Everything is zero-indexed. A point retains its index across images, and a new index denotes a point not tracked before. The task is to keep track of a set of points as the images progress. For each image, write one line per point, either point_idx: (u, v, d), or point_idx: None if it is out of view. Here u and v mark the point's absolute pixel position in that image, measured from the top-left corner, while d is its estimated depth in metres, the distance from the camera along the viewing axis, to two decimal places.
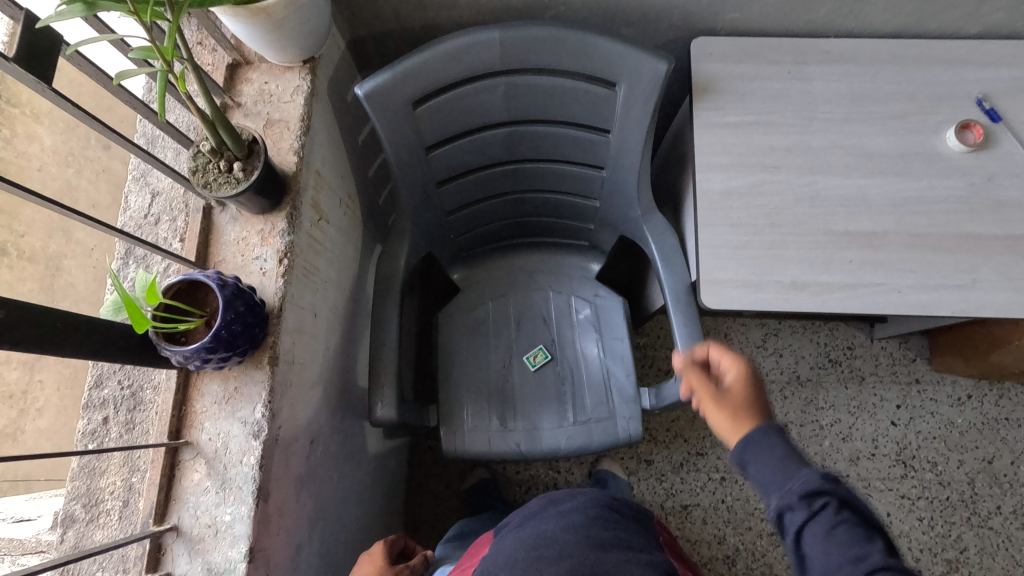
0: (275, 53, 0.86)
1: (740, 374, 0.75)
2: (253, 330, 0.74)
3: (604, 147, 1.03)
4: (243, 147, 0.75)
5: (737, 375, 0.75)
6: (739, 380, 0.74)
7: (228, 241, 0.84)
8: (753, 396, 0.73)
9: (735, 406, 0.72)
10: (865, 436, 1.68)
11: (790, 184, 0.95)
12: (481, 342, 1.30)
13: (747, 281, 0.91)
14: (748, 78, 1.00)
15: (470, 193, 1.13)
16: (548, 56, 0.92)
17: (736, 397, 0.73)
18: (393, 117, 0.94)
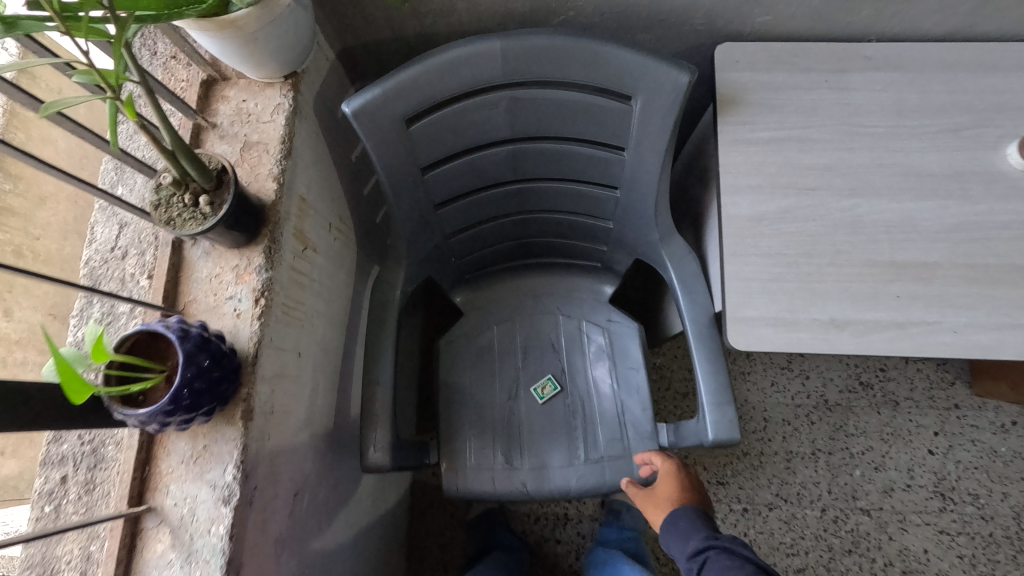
0: (252, 68, 0.77)
1: (671, 476, 0.98)
2: (221, 385, 0.66)
3: (617, 165, 0.93)
4: (211, 178, 0.67)
5: (669, 483, 0.97)
6: (666, 481, 0.97)
7: (200, 279, 0.75)
8: (687, 494, 0.94)
9: (671, 494, 0.95)
10: (899, 466, 1.57)
11: (829, 208, 0.84)
12: (485, 371, 1.21)
13: (780, 319, 0.81)
14: (780, 89, 0.89)
15: (472, 214, 1.04)
16: (554, 68, 0.82)
17: (669, 495, 0.95)
18: (384, 136, 0.85)
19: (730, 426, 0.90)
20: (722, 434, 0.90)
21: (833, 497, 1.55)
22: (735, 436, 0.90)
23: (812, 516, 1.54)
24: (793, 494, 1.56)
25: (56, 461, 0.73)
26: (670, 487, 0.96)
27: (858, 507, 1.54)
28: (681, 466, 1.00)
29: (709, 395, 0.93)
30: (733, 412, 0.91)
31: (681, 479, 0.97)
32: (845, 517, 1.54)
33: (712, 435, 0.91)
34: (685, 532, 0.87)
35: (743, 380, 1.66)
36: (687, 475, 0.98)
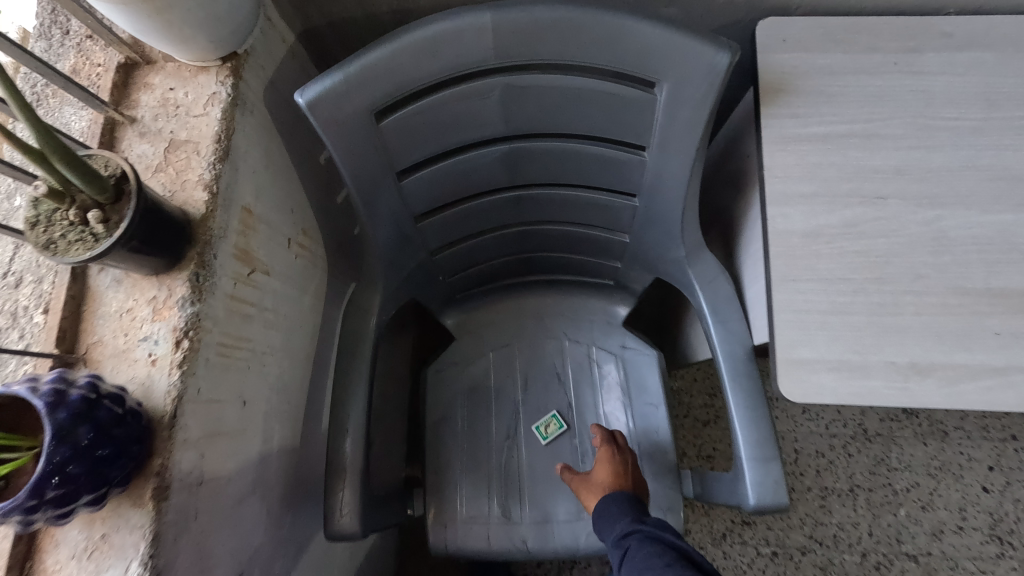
0: (174, 46, 0.61)
1: (608, 459, 0.88)
2: (111, 462, 0.49)
3: (635, 168, 0.77)
4: (108, 190, 0.51)
5: (606, 466, 0.88)
6: (604, 465, 0.88)
7: (107, 315, 0.59)
8: (623, 480, 0.86)
9: (607, 480, 0.86)
10: (949, 505, 1.39)
11: (903, 221, 0.67)
12: (480, 406, 1.04)
13: (845, 363, 0.64)
14: (838, 74, 0.72)
15: (461, 226, 0.88)
16: (559, 47, 0.65)
17: (604, 481, 0.86)
18: (348, 133, 0.68)
19: (775, 489, 0.73)
20: (767, 498, 0.73)
21: (875, 540, 1.37)
22: (782, 501, 0.73)
23: (851, 562, 1.36)
24: (828, 537, 1.38)
25: None
26: (604, 469, 0.88)
27: (904, 552, 1.36)
28: (619, 448, 0.90)
29: (748, 448, 0.76)
30: (780, 472, 0.74)
31: (614, 460, 0.88)
32: (889, 563, 1.36)
33: (754, 500, 0.73)
34: (612, 518, 0.80)
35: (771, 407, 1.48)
36: (622, 457, 0.89)
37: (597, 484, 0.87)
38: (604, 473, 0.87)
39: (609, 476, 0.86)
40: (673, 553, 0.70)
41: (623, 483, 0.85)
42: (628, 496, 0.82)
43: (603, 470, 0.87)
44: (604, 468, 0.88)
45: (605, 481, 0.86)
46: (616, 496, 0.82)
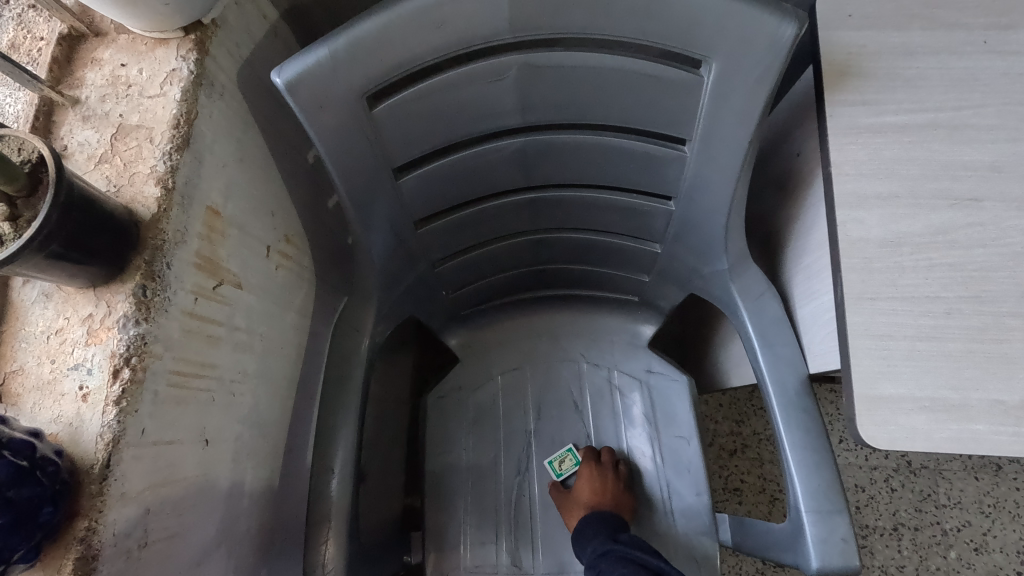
0: (125, 11, 0.50)
1: (589, 476, 0.85)
2: (9, 532, 0.37)
3: (671, 164, 0.65)
4: (17, 178, 0.40)
5: (585, 482, 0.84)
6: (583, 482, 0.85)
7: (31, 337, 0.48)
8: (602, 499, 0.83)
9: (586, 498, 0.83)
10: (1005, 548, 1.25)
11: (1002, 227, 0.56)
12: (486, 438, 0.92)
13: (942, 401, 0.52)
14: (918, 53, 0.61)
15: (467, 233, 0.76)
16: (591, 19, 0.54)
17: (584, 500, 0.83)
18: (336, 120, 0.57)
19: (844, 550, 0.60)
20: (835, 560, 0.60)
21: None
22: (853, 565, 0.60)
23: None
24: None
25: None
26: (581, 486, 0.84)
27: None
28: (599, 463, 0.87)
29: (808, 499, 0.63)
30: (848, 528, 0.61)
31: (593, 477, 0.85)
32: None
33: (817, 562, 0.60)
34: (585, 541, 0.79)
35: None
36: (602, 473, 0.85)
37: (574, 500, 0.85)
38: (580, 490, 0.84)
39: (588, 492, 0.83)
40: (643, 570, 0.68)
41: (603, 500, 0.83)
42: (605, 515, 0.80)
43: (580, 487, 0.84)
44: (581, 485, 0.84)
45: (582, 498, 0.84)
46: (591, 516, 0.80)
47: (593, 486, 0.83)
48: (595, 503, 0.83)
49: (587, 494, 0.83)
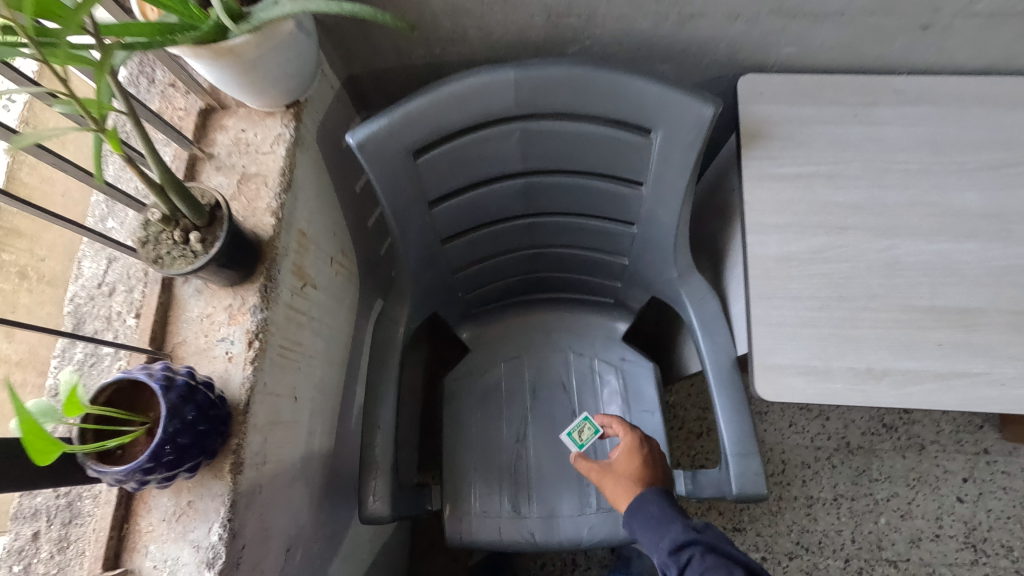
0: (252, 97, 0.73)
1: (633, 454, 0.92)
2: (209, 435, 0.61)
3: (633, 200, 0.89)
4: (203, 214, 0.63)
5: (631, 460, 0.92)
6: (628, 459, 0.92)
7: (190, 319, 0.70)
8: (649, 472, 0.90)
9: (632, 474, 0.91)
10: (927, 514, 1.48)
11: (862, 249, 0.79)
12: (492, 412, 1.14)
13: (812, 369, 0.75)
14: (808, 122, 0.85)
15: (480, 249, 0.99)
16: (572, 100, 0.78)
17: (632, 475, 0.90)
18: (391, 168, 0.80)
19: (755, 480, 0.84)
20: (748, 487, 0.84)
21: (858, 546, 1.47)
22: (761, 490, 0.84)
23: (835, 567, 1.45)
24: (814, 543, 1.47)
25: (29, 515, 0.68)
26: (628, 464, 0.91)
27: (884, 558, 1.46)
28: (642, 438, 0.94)
29: (731, 446, 0.87)
30: (759, 466, 0.85)
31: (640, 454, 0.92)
32: (870, 568, 1.45)
33: (736, 488, 0.84)
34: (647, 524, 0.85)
35: (760, 421, 1.56)
36: (647, 449, 0.93)
37: (620, 477, 0.91)
38: (625, 466, 0.91)
39: (636, 471, 0.91)
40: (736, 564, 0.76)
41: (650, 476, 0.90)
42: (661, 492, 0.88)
43: (627, 465, 0.92)
44: (628, 463, 0.91)
45: (629, 476, 0.90)
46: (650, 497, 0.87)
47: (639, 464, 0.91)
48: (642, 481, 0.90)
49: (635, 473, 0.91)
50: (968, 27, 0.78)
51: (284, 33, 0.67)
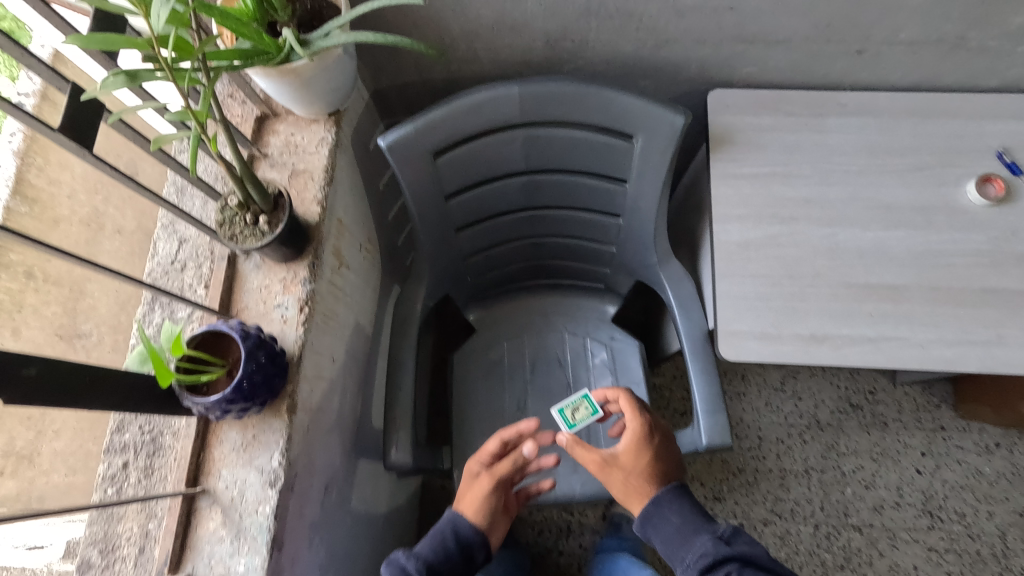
0: (303, 107, 0.89)
1: (641, 450, 0.88)
2: (276, 378, 0.76)
3: (619, 195, 1.04)
4: (270, 201, 0.79)
5: (638, 457, 0.88)
6: (637, 456, 0.88)
7: (251, 289, 0.85)
8: (657, 466, 0.89)
9: (638, 469, 0.88)
10: (889, 484, 1.61)
11: (809, 236, 0.95)
12: (496, 384, 1.27)
13: (766, 334, 0.90)
14: (766, 130, 1.01)
15: (487, 238, 1.14)
16: (566, 110, 0.94)
17: (640, 471, 0.88)
18: (415, 166, 0.95)
19: (722, 432, 0.97)
20: (716, 439, 0.97)
21: (827, 514, 1.59)
22: (727, 441, 0.97)
23: (806, 532, 1.58)
24: (787, 511, 1.60)
25: (120, 448, 0.86)
26: (635, 460, 0.88)
27: (850, 524, 1.58)
28: (649, 428, 0.90)
29: (702, 404, 1.00)
30: (725, 420, 0.99)
31: (647, 448, 0.89)
32: (837, 533, 1.58)
33: (706, 440, 0.98)
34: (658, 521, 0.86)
35: (738, 401, 1.70)
36: (654, 440, 0.90)
37: (627, 474, 0.88)
38: (633, 463, 0.89)
39: (643, 467, 0.88)
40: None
41: (659, 472, 0.89)
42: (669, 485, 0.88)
43: (635, 460, 0.88)
44: (636, 460, 0.88)
45: (637, 473, 0.88)
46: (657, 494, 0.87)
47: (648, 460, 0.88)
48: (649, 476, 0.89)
49: (643, 469, 0.88)
50: (893, 54, 0.98)
51: (334, 55, 0.82)
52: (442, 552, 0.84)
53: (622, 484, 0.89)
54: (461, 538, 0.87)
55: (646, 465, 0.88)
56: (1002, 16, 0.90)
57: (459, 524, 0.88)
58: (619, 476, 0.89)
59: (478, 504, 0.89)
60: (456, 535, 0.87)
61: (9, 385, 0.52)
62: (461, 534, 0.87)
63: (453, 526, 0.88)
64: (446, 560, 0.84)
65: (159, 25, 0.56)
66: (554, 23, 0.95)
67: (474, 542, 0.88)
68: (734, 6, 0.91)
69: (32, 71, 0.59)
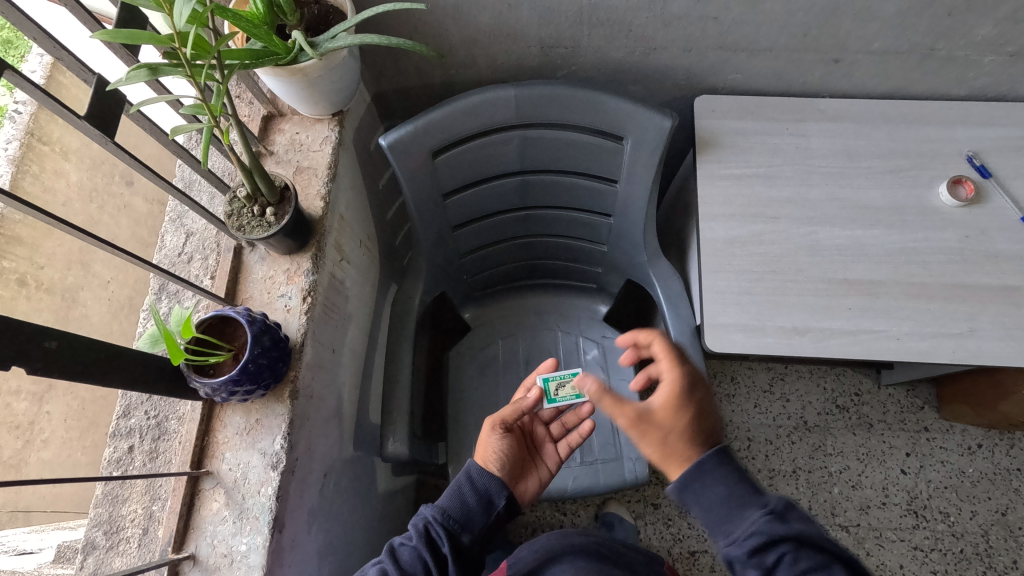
0: (308, 107, 0.93)
1: (681, 403, 0.78)
2: (281, 360, 0.79)
3: (611, 195, 1.08)
4: (276, 193, 0.83)
5: (676, 412, 0.77)
6: (673, 411, 0.77)
7: (256, 280, 0.89)
8: (699, 425, 0.77)
9: (676, 427, 0.77)
10: (875, 484, 1.56)
11: (790, 233, 0.99)
12: (490, 381, 1.29)
13: (749, 326, 0.93)
14: (749, 134, 1.06)
15: (483, 236, 1.18)
16: (559, 113, 0.99)
17: (679, 430, 0.77)
18: (413, 163, 0.99)
19: None
20: None
21: (814, 513, 1.53)
22: None
23: None
24: None
25: (126, 432, 1.02)
26: (671, 416, 0.77)
27: (837, 523, 1.52)
28: (689, 381, 0.80)
29: None
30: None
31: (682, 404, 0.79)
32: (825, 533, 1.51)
33: None
34: (696, 487, 0.73)
35: (727, 403, 1.65)
36: (691, 396, 0.79)
37: (661, 432, 0.77)
38: (669, 419, 0.77)
39: (681, 423, 0.77)
40: (834, 563, 0.66)
41: (699, 433, 0.77)
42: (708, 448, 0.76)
43: (671, 416, 0.77)
44: (671, 415, 0.77)
45: (674, 433, 0.77)
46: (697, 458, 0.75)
47: (687, 417, 0.77)
48: (689, 437, 0.76)
49: (681, 427, 0.77)
50: (867, 60, 1.03)
51: (340, 57, 0.87)
52: (459, 500, 0.83)
53: (653, 445, 0.77)
54: (476, 485, 0.85)
55: (685, 422, 0.77)
56: (969, 28, 0.96)
57: (473, 472, 0.86)
58: (653, 435, 0.77)
59: (487, 451, 0.90)
60: (471, 483, 0.85)
61: (32, 355, 0.55)
62: (476, 482, 0.85)
63: (468, 475, 0.86)
64: (463, 506, 0.83)
65: (180, 22, 0.60)
66: (548, 30, 1.00)
67: (493, 487, 0.85)
68: (718, 16, 0.96)
69: (60, 65, 0.63)
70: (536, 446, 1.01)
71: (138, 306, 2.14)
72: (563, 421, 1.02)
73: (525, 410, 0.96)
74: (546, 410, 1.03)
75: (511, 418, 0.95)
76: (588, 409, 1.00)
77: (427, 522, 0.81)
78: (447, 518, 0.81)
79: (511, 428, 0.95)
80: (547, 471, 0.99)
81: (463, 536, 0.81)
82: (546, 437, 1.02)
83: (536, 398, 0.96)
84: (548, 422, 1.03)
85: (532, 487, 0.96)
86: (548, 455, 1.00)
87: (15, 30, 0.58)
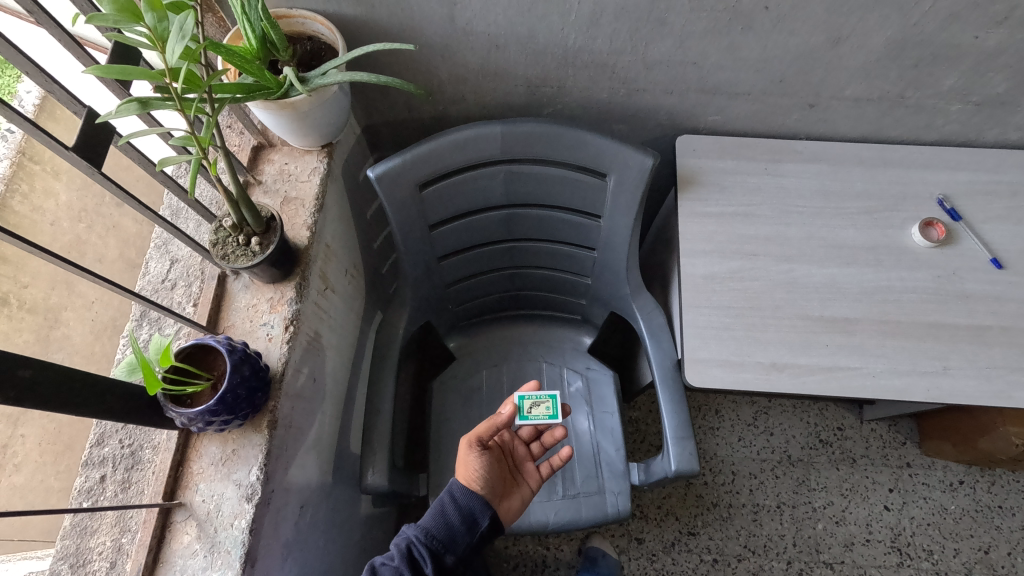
0: (298, 139, 0.95)
1: None
2: (260, 392, 0.79)
3: (594, 230, 1.10)
4: (262, 223, 0.84)
5: None
6: None
7: (239, 308, 0.89)
8: None
9: None
10: (859, 520, 1.55)
11: (768, 271, 1.01)
12: (473, 411, 1.27)
13: (729, 362, 0.94)
14: (728, 173, 1.09)
15: (468, 268, 1.19)
16: (544, 149, 1.01)
17: None
18: (401, 196, 1.01)
19: (690, 458, 0.97)
20: (684, 464, 0.96)
21: (799, 550, 1.52)
22: (695, 467, 0.96)
23: (779, 569, 1.50)
24: (760, 546, 1.52)
25: (98, 461, 1.01)
26: None
27: (822, 561, 1.51)
28: None
29: (672, 430, 0.99)
30: (693, 446, 0.98)
31: None
32: (810, 571, 1.50)
33: (675, 466, 0.97)
34: None
35: (711, 436, 1.65)
36: None
37: None
38: None
39: None
40: None
41: None
42: None
43: None
44: None
45: None
46: None
47: None
48: None
49: None
50: (840, 106, 1.08)
51: (332, 92, 0.89)
52: (441, 519, 0.82)
53: None
54: (459, 504, 0.84)
55: None
56: (935, 78, 1.00)
57: (456, 492, 0.85)
58: None
59: (468, 471, 0.88)
60: (455, 502, 0.84)
61: (6, 384, 0.55)
62: (459, 501, 0.84)
63: (451, 493, 0.85)
64: (447, 527, 0.82)
65: (174, 59, 0.61)
66: (534, 71, 1.04)
67: (476, 505, 0.84)
68: (697, 61, 1.00)
69: (50, 97, 0.65)
70: (517, 465, 1.01)
71: (122, 328, 2.09)
72: (542, 441, 1.05)
73: (501, 425, 0.92)
74: (524, 431, 1.05)
75: (487, 434, 0.91)
76: (559, 433, 1.03)
77: (409, 542, 0.81)
78: (430, 538, 0.81)
79: (488, 445, 0.93)
80: (530, 489, 0.99)
81: (446, 557, 0.81)
82: (527, 456, 1.02)
83: (512, 411, 0.93)
84: (527, 442, 1.05)
85: (515, 506, 0.95)
86: (529, 473, 1.00)
87: (7, 63, 0.60)
